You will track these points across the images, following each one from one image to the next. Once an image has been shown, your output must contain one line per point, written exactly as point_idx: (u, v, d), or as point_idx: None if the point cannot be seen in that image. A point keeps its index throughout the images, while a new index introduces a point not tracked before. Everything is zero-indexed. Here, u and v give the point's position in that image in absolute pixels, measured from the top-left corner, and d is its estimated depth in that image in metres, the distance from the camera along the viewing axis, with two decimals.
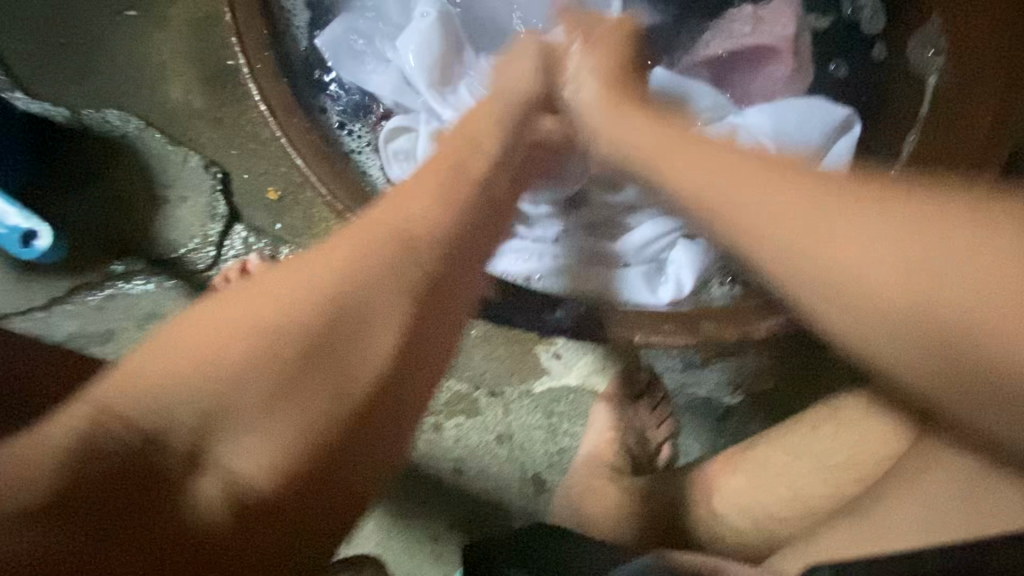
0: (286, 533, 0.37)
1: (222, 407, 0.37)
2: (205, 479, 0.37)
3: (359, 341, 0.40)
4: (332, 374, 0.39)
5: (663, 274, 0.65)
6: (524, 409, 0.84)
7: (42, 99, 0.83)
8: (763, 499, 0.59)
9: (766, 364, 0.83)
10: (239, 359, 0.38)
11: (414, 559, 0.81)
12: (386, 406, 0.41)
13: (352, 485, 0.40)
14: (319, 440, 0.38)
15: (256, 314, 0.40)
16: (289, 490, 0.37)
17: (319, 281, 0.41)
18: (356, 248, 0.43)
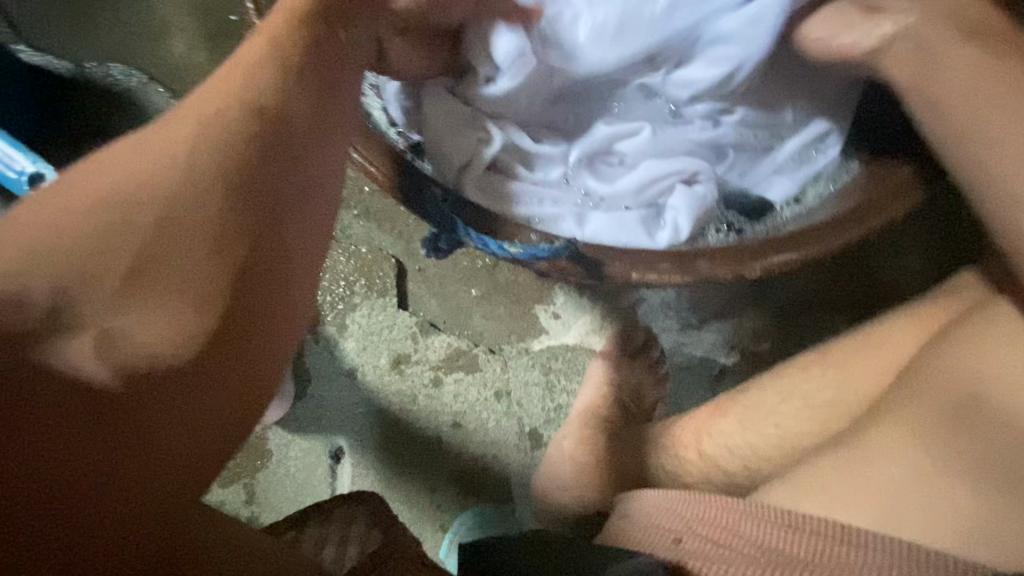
0: (166, 410, 0.34)
1: (82, 274, 0.33)
2: (70, 340, 0.32)
3: (237, 212, 0.38)
4: (200, 233, 0.36)
5: (662, 220, 0.65)
6: (522, 366, 0.85)
7: (46, 52, 0.83)
8: (754, 438, 0.60)
9: (761, 325, 0.85)
10: (105, 219, 0.35)
11: (413, 509, 0.83)
12: (265, 271, 0.39)
13: (242, 355, 0.37)
14: (200, 309, 0.36)
15: (111, 191, 0.36)
16: (174, 354, 0.34)
17: (173, 154, 0.38)
18: (214, 123, 0.40)
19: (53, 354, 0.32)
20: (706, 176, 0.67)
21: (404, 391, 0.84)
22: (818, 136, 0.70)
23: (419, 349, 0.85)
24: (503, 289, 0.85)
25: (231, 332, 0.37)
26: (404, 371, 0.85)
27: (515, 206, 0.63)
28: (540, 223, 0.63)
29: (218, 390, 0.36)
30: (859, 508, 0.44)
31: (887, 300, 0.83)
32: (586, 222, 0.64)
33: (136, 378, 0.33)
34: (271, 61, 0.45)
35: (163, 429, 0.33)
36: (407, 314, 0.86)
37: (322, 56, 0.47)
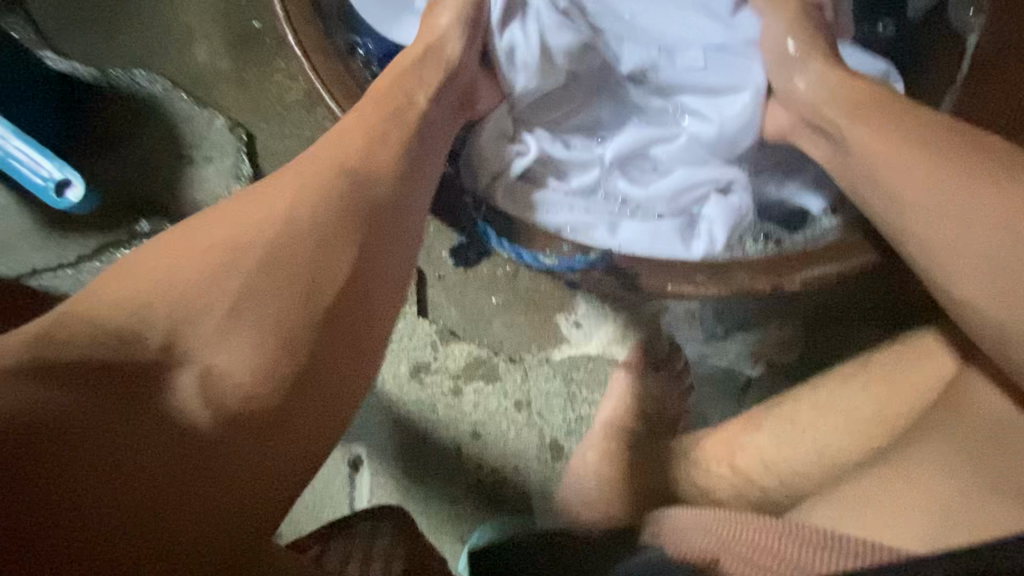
0: (251, 443, 0.39)
1: (188, 323, 0.40)
2: (179, 381, 0.39)
3: (322, 258, 0.44)
4: (285, 288, 0.42)
5: (695, 230, 0.64)
6: (543, 376, 0.84)
7: (71, 58, 0.84)
8: (790, 456, 0.59)
9: (789, 336, 0.83)
10: (208, 274, 0.42)
11: (433, 519, 0.82)
12: (346, 323, 0.44)
13: (316, 395, 0.42)
14: (280, 358, 0.41)
15: (219, 239, 0.43)
16: (264, 399, 0.40)
17: (270, 212, 0.45)
18: (304, 182, 0.47)
19: (167, 392, 0.38)
20: (741, 185, 0.66)
21: (424, 400, 0.83)
22: None
23: (439, 358, 0.84)
24: (525, 298, 0.84)
25: (313, 373, 0.42)
26: (424, 380, 0.84)
27: (548, 215, 0.63)
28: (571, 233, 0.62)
29: (298, 440, 0.41)
30: (897, 529, 0.42)
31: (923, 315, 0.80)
32: (619, 232, 0.63)
33: (227, 414, 0.39)
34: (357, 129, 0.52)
35: (245, 461, 0.39)
36: (427, 322, 0.84)
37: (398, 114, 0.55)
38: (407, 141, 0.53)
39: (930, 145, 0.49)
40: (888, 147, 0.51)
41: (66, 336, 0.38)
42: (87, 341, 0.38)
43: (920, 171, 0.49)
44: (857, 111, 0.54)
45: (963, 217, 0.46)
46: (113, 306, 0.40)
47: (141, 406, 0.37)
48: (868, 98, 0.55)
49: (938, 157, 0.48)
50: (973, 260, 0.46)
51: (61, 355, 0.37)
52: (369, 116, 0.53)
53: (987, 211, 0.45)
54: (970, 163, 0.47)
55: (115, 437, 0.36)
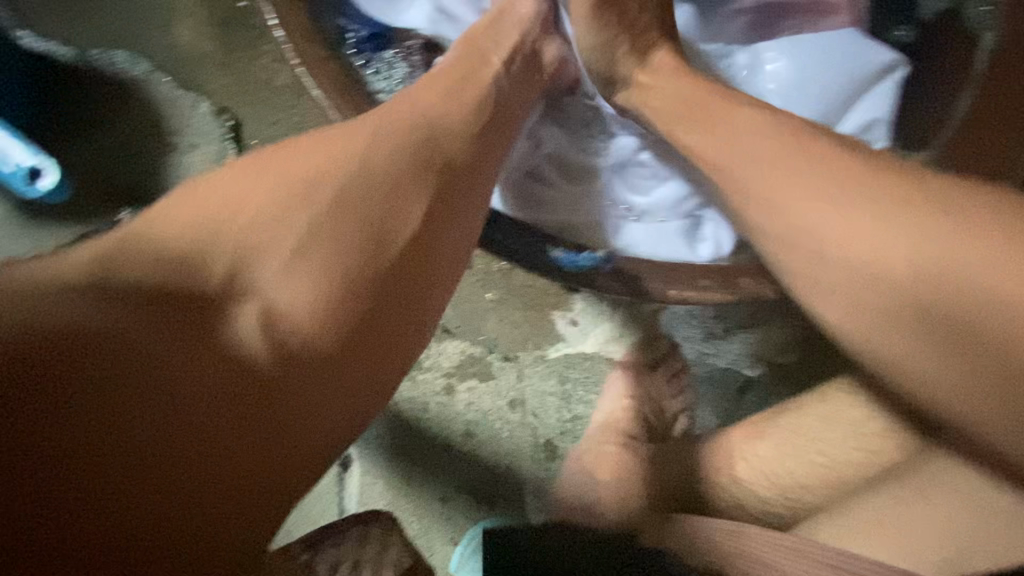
0: (311, 385, 0.40)
1: (252, 254, 0.41)
2: (244, 308, 0.40)
3: (390, 213, 0.44)
4: (359, 231, 0.43)
5: (701, 233, 0.61)
6: (538, 374, 0.82)
7: (48, 37, 0.80)
8: (795, 468, 0.59)
9: (790, 337, 0.80)
10: (280, 209, 0.42)
11: (424, 519, 0.80)
12: (409, 275, 0.44)
13: (375, 346, 0.43)
14: (349, 300, 0.42)
15: (288, 177, 0.44)
16: (326, 341, 0.41)
17: (348, 150, 0.45)
18: (375, 134, 0.47)
19: (231, 322, 0.39)
20: None
21: (416, 399, 0.81)
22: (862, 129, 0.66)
23: (432, 355, 0.82)
24: (520, 294, 0.81)
25: (375, 325, 0.43)
26: (416, 378, 0.81)
27: (552, 215, 0.62)
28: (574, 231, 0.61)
29: (351, 385, 0.42)
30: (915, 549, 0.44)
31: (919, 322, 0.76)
32: (618, 232, 0.61)
33: (288, 355, 0.40)
34: (436, 87, 0.51)
35: (301, 401, 0.40)
36: None
37: (459, 69, 0.54)
38: (462, 96, 0.52)
39: (823, 177, 0.45)
40: (779, 179, 0.47)
41: (128, 259, 0.39)
42: (150, 266, 0.39)
43: (812, 204, 0.45)
44: (744, 136, 0.49)
45: (861, 251, 0.43)
46: (176, 230, 0.41)
47: (208, 335, 0.38)
48: (759, 119, 0.49)
49: (832, 191, 0.45)
50: (864, 299, 0.44)
51: (127, 275, 0.38)
52: (444, 77, 0.53)
53: (879, 249, 0.43)
54: (862, 195, 0.44)
55: (182, 363, 0.37)
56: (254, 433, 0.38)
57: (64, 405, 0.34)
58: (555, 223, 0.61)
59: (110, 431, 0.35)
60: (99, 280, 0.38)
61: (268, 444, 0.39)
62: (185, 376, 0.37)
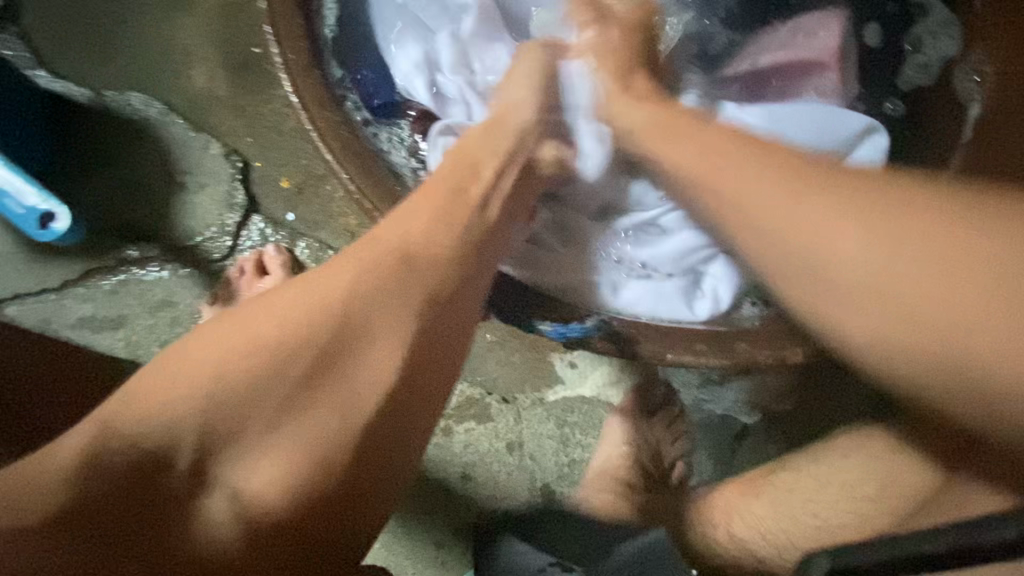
0: (285, 562, 0.43)
1: (225, 426, 0.42)
2: (210, 495, 0.42)
3: (361, 369, 0.45)
4: (334, 407, 0.44)
5: (700, 288, 0.63)
6: (535, 418, 0.82)
7: (65, 78, 0.82)
8: (789, 525, 0.59)
9: (786, 385, 0.80)
10: (257, 371, 0.43)
11: (419, 563, 0.80)
12: (388, 429, 0.46)
13: (353, 501, 0.45)
14: (320, 477, 0.43)
15: (263, 339, 0.45)
16: (293, 513, 0.43)
17: (327, 295, 0.46)
18: (359, 266, 0.47)
19: (197, 521, 0.41)
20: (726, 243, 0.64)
21: None
22: None
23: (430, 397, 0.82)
24: (521, 336, 0.82)
25: (352, 479, 0.45)
26: None
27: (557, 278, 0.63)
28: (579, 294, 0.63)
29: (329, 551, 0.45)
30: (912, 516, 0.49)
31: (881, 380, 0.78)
32: (617, 293, 0.63)
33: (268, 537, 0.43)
34: (432, 208, 0.51)
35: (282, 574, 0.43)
36: None
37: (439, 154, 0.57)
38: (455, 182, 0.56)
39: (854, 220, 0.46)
40: (770, 199, 0.48)
41: (104, 455, 0.41)
42: (118, 467, 0.41)
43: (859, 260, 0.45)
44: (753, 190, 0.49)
45: (809, 201, 0.47)
46: (159, 403, 0.42)
47: (177, 544, 0.41)
48: (766, 172, 0.49)
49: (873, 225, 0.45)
50: (891, 328, 0.45)
51: (89, 495, 0.40)
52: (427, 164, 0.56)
53: (896, 269, 0.44)
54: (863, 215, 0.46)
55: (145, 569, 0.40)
56: None
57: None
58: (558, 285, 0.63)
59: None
60: (62, 508, 0.39)
61: None
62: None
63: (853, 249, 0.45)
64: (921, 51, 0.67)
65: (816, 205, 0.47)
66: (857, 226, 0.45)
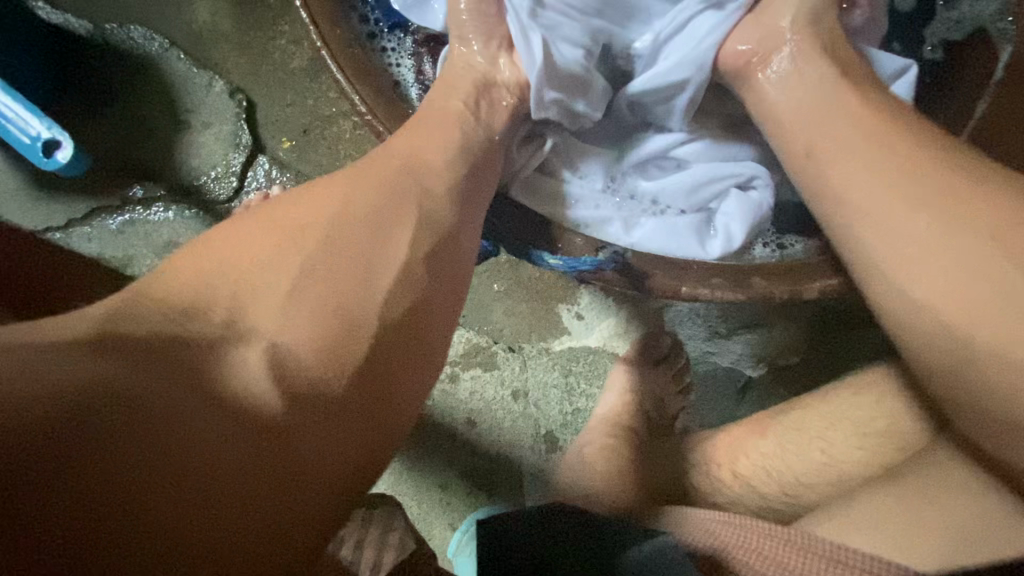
0: (328, 435, 0.39)
1: (244, 310, 0.40)
2: (244, 347, 0.38)
3: (378, 259, 0.44)
4: (352, 285, 0.42)
5: (712, 228, 0.61)
6: (542, 367, 0.82)
7: (64, 10, 0.79)
8: (795, 463, 0.60)
9: (793, 338, 0.81)
10: (267, 264, 0.42)
11: (424, 505, 0.81)
12: (414, 315, 0.44)
13: (373, 400, 0.41)
14: (340, 346, 0.40)
15: (276, 231, 0.43)
16: (335, 384, 0.40)
17: (346, 202, 0.45)
18: (373, 178, 0.47)
19: (231, 365, 0.37)
20: (766, 182, 0.61)
21: None
22: None
23: None
24: (528, 286, 0.82)
25: (377, 371, 0.42)
26: None
27: (574, 211, 0.61)
28: (590, 229, 0.61)
29: (369, 419, 0.41)
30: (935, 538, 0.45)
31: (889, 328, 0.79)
32: (627, 227, 0.61)
33: (300, 405, 0.38)
34: (437, 126, 0.54)
35: (308, 453, 0.38)
36: None
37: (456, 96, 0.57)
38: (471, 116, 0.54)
39: (877, 158, 0.46)
40: (865, 172, 0.46)
41: (136, 312, 0.37)
42: (156, 319, 0.37)
43: (852, 173, 0.47)
44: (845, 145, 0.48)
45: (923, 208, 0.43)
46: (177, 290, 0.39)
47: (211, 384, 0.36)
48: (837, 118, 0.49)
49: (888, 169, 0.45)
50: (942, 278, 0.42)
51: (131, 331, 0.36)
52: (435, 111, 0.55)
53: (961, 240, 0.42)
54: (919, 182, 0.44)
55: (192, 405, 0.35)
56: (275, 470, 0.36)
57: (76, 456, 0.30)
58: (576, 219, 0.61)
59: (109, 456, 0.31)
60: (97, 334, 0.35)
61: (278, 473, 0.36)
62: (200, 422, 0.34)
63: (992, 261, 0.40)
64: (956, 7, 0.65)
65: (915, 184, 0.44)
66: (965, 322, 0.41)
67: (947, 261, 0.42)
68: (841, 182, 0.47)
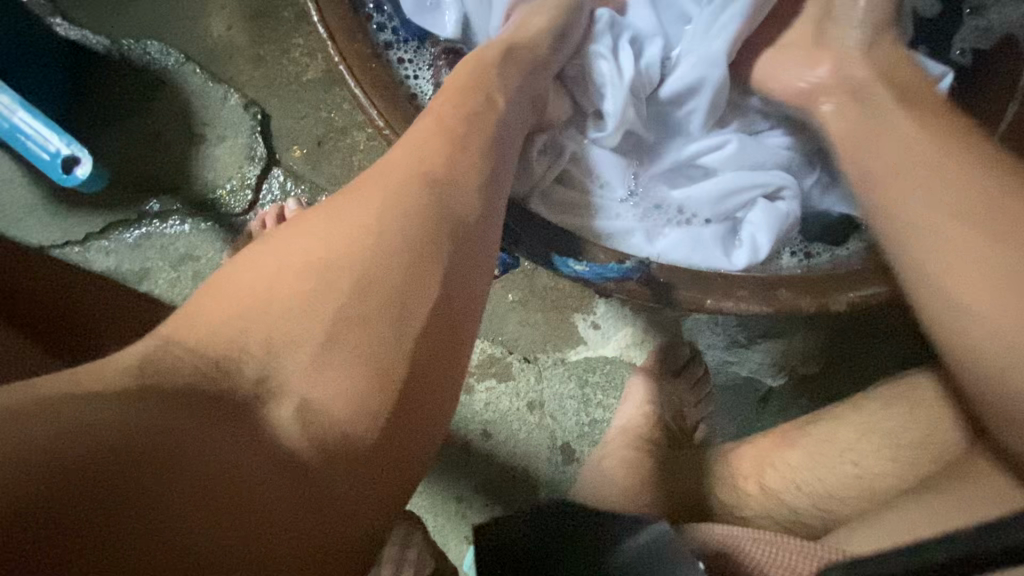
0: (365, 479, 0.37)
1: (280, 352, 0.38)
2: (278, 398, 0.37)
3: (409, 291, 0.41)
4: (385, 321, 0.40)
5: (737, 237, 0.61)
6: (557, 377, 0.82)
7: (83, 27, 0.80)
8: (824, 476, 0.59)
9: (814, 346, 0.79)
10: (301, 300, 0.40)
11: (440, 518, 0.80)
12: (447, 349, 0.42)
13: (407, 438, 0.40)
14: (375, 388, 0.38)
15: (300, 262, 0.41)
16: (371, 426, 0.38)
17: (378, 231, 0.42)
18: (403, 201, 0.44)
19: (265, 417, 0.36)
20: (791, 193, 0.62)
21: None
22: None
23: None
24: (543, 296, 0.82)
25: (412, 408, 0.40)
26: None
27: (597, 222, 0.61)
28: (615, 239, 0.60)
29: (404, 458, 0.40)
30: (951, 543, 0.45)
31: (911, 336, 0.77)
32: (651, 238, 0.61)
33: (337, 450, 0.37)
34: (468, 133, 0.49)
35: (344, 491, 0.36)
36: None
37: None
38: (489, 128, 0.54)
39: (941, 164, 0.46)
40: (930, 174, 0.46)
41: (168, 364, 0.36)
42: (189, 370, 0.36)
43: (915, 185, 0.46)
44: (913, 147, 0.48)
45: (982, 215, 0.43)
46: (208, 334, 0.38)
47: (248, 434, 0.35)
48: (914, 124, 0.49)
49: (951, 172, 0.45)
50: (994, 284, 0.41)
51: (168, 382, 0.35)
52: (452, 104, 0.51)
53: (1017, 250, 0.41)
54: (982, 189, 0.44)
55: (230, 456, 0.33)
56: (315, 517, 0.35)
57: (120, 506, 0.29)
58: (599, 229, 0.61)
59: (154, 504, 0.30)
60: (135, 385, 0.34)
61: (318, 522, 0.35)
62: (241, 473, 0.33)
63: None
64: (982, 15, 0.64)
65: (980, 190, 0.44)
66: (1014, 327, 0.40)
67: (1001, 267, 0.41)
68: (903, 184, 0.47)
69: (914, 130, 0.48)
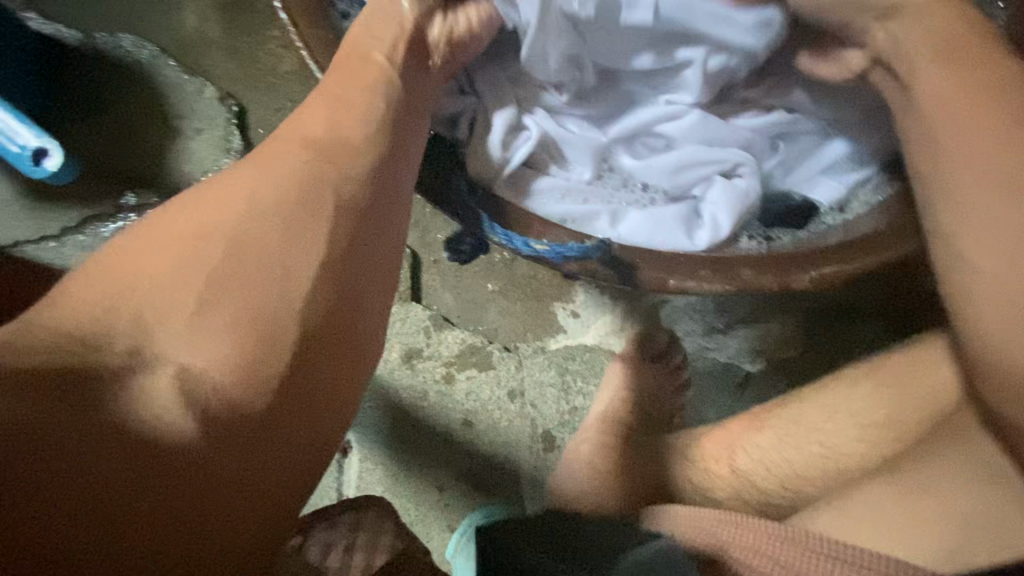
0: (253, 458, 0.37)
1: (153, 318, 0.37)
2: (153, 371, 0.35)
3: (290, 250, 0.41)
4: (268, 282, 0.40)
5: (699, 217, 0.62)
6: (537, 366, 0.82)
7: (56, 21, 0.80)
8: (793, 456, 0.59)
9: (790, 331, 0.80)
10: (175, 264, 0.39)
11: (421, 507, 0.80)
12: (345, 314, 0.43)
13: (303, 406, 0.41)
14: (258, 353, 0.38)
15: (172, 232, 0.40)
16: (260, 396, 0.38)
17: (262, 198, 0.42)
18: (295, 170, 0.44)
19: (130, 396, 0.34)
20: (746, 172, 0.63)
21: (415, 387, 0.81)
22: (830, 166, 0.65)
23: (431, 345, 0.82)
24: (522, 285, 0.82)
25: (311, 375, 0.41)
26: (416, 365, 0.81)
27: (556, 206, 0.61)
28: (576, 223, 0.60)
29: (302, 429, 0.41)
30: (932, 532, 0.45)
31: (885, 321, 0.78)
32: (616, 219, 0.61)
33: (222, 427, 0.36)
34: (369, 111, 0.50)
35: (234, 471, 0.37)
36: (420, 307, 0.83)
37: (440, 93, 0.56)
38: None
39: (988, 125, 0.45)
40: (980, 133, 0.45)
41: (30, 341, 0.34)
42: (52, 346, 0.34)
43: (963, 145, 0.45)
44: (964, 102, 0.46)
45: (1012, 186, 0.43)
46: (75, 310, 0.36)
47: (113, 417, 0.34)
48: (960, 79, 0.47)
49: (1002, 133, 0.44)
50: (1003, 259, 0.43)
51: (35, 363, 0.33)
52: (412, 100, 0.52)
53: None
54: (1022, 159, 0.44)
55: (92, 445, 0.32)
56: (193, 503, 0.35)
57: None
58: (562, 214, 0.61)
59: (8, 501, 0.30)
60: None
61: (199, 507, 0.35)
62: (104, 462, 0.32)
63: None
64: None
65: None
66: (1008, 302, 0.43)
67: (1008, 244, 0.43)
68: (952, 139, 0.46)
69: (946, 86, 0.48)
